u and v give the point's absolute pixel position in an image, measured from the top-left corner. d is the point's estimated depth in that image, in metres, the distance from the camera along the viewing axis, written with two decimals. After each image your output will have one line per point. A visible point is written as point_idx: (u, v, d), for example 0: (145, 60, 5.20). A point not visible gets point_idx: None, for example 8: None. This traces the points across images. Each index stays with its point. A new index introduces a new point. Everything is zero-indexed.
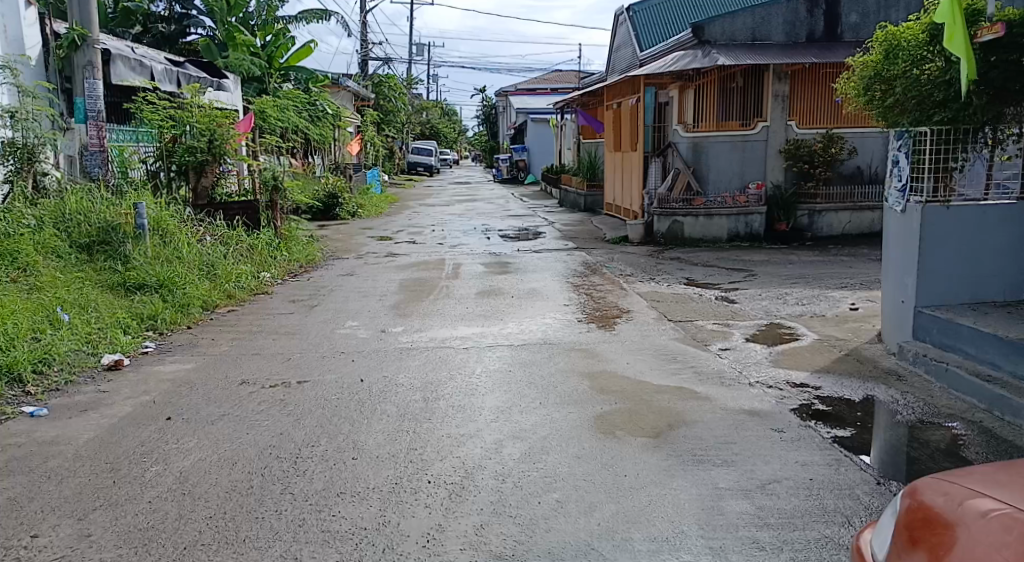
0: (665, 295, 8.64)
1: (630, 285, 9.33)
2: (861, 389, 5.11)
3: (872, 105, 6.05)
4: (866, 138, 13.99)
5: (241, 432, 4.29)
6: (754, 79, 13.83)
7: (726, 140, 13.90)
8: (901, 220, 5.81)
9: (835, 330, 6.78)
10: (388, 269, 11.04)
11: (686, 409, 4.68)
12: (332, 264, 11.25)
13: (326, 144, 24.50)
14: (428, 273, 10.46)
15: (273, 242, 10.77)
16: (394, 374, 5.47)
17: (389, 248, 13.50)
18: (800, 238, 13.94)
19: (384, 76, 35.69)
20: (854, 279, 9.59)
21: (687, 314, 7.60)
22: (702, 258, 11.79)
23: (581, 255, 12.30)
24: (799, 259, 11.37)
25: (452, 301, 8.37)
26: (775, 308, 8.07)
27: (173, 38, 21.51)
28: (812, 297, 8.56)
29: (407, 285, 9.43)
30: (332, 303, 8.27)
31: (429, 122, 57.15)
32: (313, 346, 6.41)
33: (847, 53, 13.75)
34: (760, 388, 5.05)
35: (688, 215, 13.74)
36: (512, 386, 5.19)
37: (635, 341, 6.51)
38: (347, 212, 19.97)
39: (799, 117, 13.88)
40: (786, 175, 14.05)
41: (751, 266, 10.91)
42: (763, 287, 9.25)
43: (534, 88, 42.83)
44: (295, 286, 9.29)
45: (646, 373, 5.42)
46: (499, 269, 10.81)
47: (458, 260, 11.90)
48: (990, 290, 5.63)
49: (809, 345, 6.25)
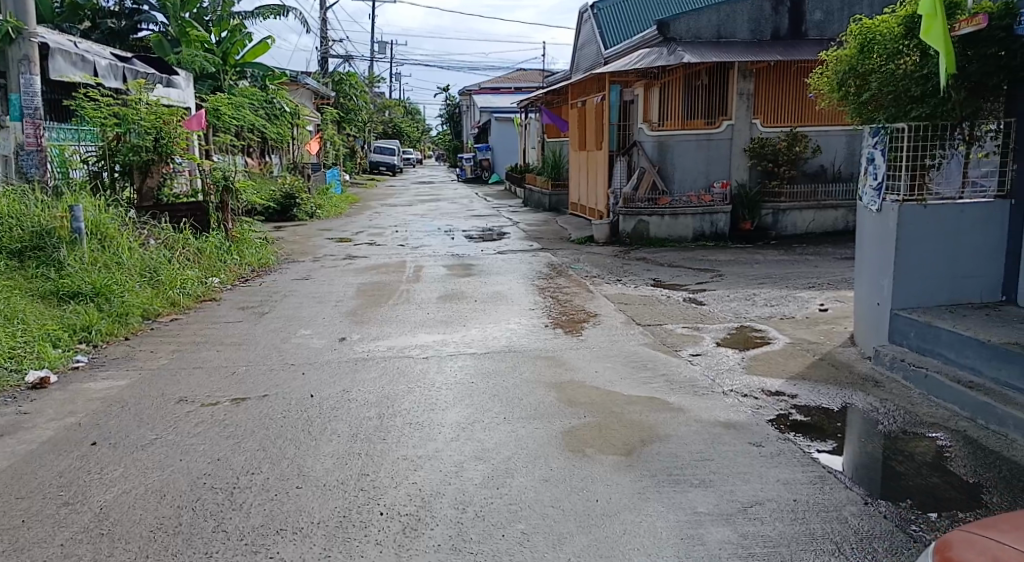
0: (632, 298, 8.37)
1: (597, 287, 9.05)
2: (839, 394, 4.85)
3: (847, 99, 5.88)
4: (829, 136, 13.93)
5: (172, 459, 3.89)
6: (719, 77, 13.68)
7: (692, 138, 13.72)
8: (877, 219, 5.60)
9: (807, 331, 6.55)
10: (345, 272, 10.63)
11: (659, 421, 4.38)
12: (286, 268, 10.80)
13: (284, 143, 23.90)
14: (387, 277, 10.07)
15: (223, 246, 10.30)
16: (346, 388, 5.10)
17: (348, 250, 13.07)
18: (764, 237, 13.83)
19: (345, 74, 35.04)
20: (822, 278, 9.43)
21: (655, 318, 7.33)
22: (668, 258, 11.57)
23: (546, 256, 12.00)
24: (766, 258, 11.20)
25: (411, 306, 8.01)
26: (744, 309, 7.84)
27: (124, 34, 20.80)
28: (780, 298, 8.36)
29: (364, 290, 9.04)
30: (284, 310, 7.85)
31: (392, 122, 56.52)
32: (261, 358, 6.00)
33: (811, 50, 13.66)
34: (735, 397, 4.77)
35: (653, 215, 13.55)
36: (473, 399, 4.86)
37: (603, 347, 6.21)
38: (305, 213, 19.45)
39: (764, 115, 13.76)
40: (751, 173, 13.92)
41: (718, 266, 10.71)
42: (731, 287, 9.03)
43: (498, 87, 42.52)
44: (246, 292, 8.85)
45: (615, 383, 5.12)
46: (462, 271, 10.46)
47: (420, 262, 11.52)
48: (968, 291, 5.45)
49: (782, 348, 6.00)
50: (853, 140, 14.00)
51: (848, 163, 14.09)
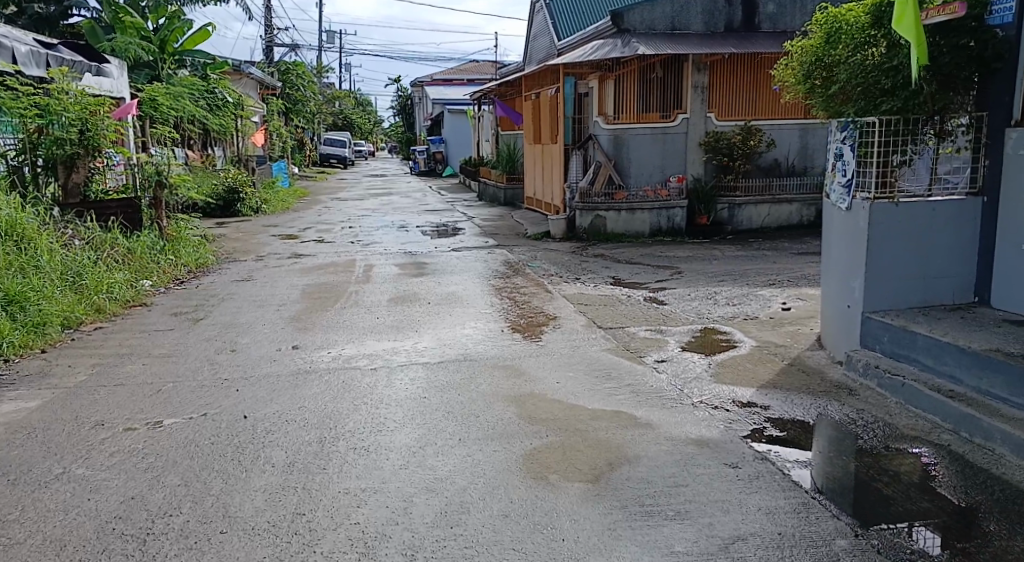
0: (591, 298, 8.06)
1: (554, 287, 8.73)
2: (812, 404, 4.58)
3: (814, 93, 5.61)
4: (783, 130, 13.84)
5: (81, 500, 3.45)
6: (674, 69, 13.45)
7: (647, 132, 13.43)
8: (846, 217, 5.34)
9: (773, 333, 6.30)
10: (290, 272, 10.13)
11: (626, 440, 4.06)
12: (226, 269, 10.26)
13: (227, 135, 23.09)
14: (334, 277, 9.61)
15: (155, 246, 9.73)
16: (285, 406, 4.67)
17: (294, 248, 12.53)
18: (721, 232, 13.70)
19: (292, 63, 34.09)
20: (781, 275, 9.26)
21: (616, 319, 7.03)
22: (625, 255, 11.31)
23: (501, 253, 11.64)
24: (724, 254, 11.02)
25: (360, 309, 7.58)
26: (705, 309, 7.58)
27: (53, 21, 19.79)
28: (742, 296, 8.13)
29: (309, 291, 8.57)
30: (222, 316, 7.35)
31: (342, 113, 55.47)
32: (193, 373, 5.53)
33: (765, 42, 13.50)
34: (706, 409, 4.47)
35: (610, 210, 13.27)
36: (424, 417, 4.47)
37: (563, 353, 5.87)
38: (249, 208, 18.76)
39: (719, 109, 13.58)
40: (706, 167, 13.75)
41: (676, 263, 10.49)
42: (690, 286, 8.78)
43: (450, 78, 41.96)
44: (180, 297, 8.32)
45: (578, 395, 4.79)
46: (413, 270, 10.04)
47: (369, 261, 11.07)
48: (939, 292, 5.23)
49: (750, 352, 5.73)
50: (806, 134, 13.93)
51: (802, 157, 14.02)
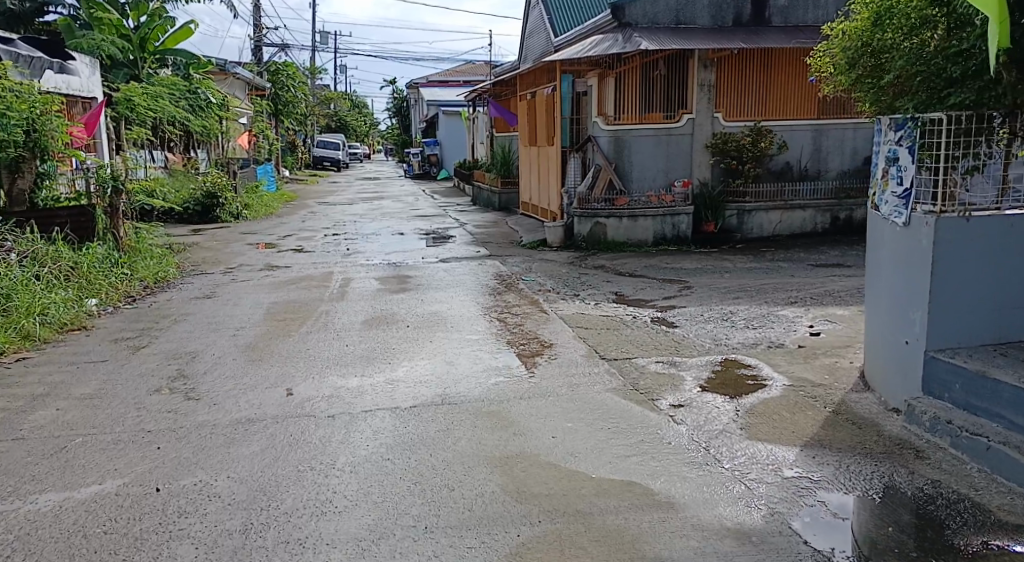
0: (592, 320, 7.15)
1: (550, 306, 7.81)
2: (874, 473, 3.64)
3: (859, 84, 4.73)
4: (795, 131, 12.97)
5: None
6: (677, 66, 12.56)
7: (650, 134, 12.56)
8: (903, 236, 4.40)
9: (806, 368, 5.36)
10: (260, 287, 9.21)
11: (640, 530, 3.16)
12: (189, 284, 9.37)
13: (210, 136, 22.20)
14: (307, 293, 8.68)
15: (108, 260, 8.88)
16: (212, 476, 3.77)
17: (269, 259, 11.59)
18: (729, 240, 12.79)
19: (282, 64, 33.08)
20: (803, 292, 8.34)
21: (621, 348, 6.11)
22: (627, 267, 10.41)
23: (492, 264, 10.73)
24: (735, 267, 10.12)
25: (329, 334, 6.65)
26: (722, 335, 6.66)
27: (27, 19, 18.88)
28: (761, 318, 7.21)
29: (275, 311, 7.64)
30: (171, 344, 6.44)
31: (336, 115, 54.48)
32: (114, 422, 4.61)
33: (776, 37, 12.58)
34: (738, 482, 3.54)
35: (611, 216, 12.33)
36: (384, 491, 3.55)
37: (560, 393, 4.94)
38: (229, 214, 17.85)
39: (726, 108, 12.70)
40: (713, 171, 12.86)
41: (684, 277, 9.59)
42: (702, 304, 7.87)
43: (446, 79, 41.03)
44: (129, 320, 7.41)
45: (577, 457, 3.86)
46: (396, 285, 9.13)
47: (349, 273, 10.14)
48: (1017, 327, 4.29)
49: (783, 394, 4.80)
50: (820, 135, 13.06)
51: (815, 160, 13.14)
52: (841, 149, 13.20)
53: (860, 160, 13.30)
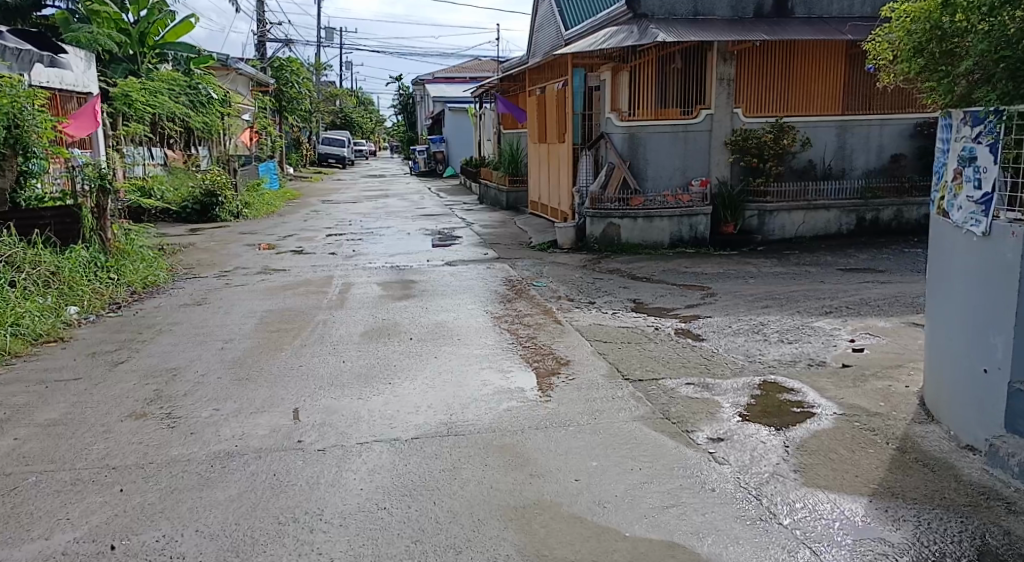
0: (611, 332, 6.58)
1: (565, 316, 7.24)
2: (961, 534, 3.08)
3: (926, 72, 4.13)
4: (818, 127, 12.43)
5: None
6: (695, 59, 11.97)
7: (666, 130, 11.97)
8: (982, 248, 3.81)
9: (857, 393, 4.77)
10: (255, 293, 8.65)
11: None
12: (179, 289, 8.83)
13: (212, 133, 21.72)
14: (304, 300, 8.12)
15: (92, 263, 8.34)
16: (180, 531, 3.23)
17: (266, 261, 11.02)
18: (749, 242, 12.18)
19: (286, 59, 32.47)
20: (836, 300, 7.78)
21: (644, 366, 5.54)
22: (645, 272, 9.84)
23: (501, 268, 10.17)
24: (759, 271, 9.55)
25: (324, 347, 6.10)
26: (755, 351, 6.09)
27: (25, 12, 18.38)
28: (795, 330, 6.65)
29: (268, 320, 7.09)
30: (152, 360, 5.88)
31: (341, 111, 53.93)
32: (76, 456, 4.06)
33: (799, 30, 11.98)
34: (801, 548, 2.99)
35: (625, 217, 11.73)
36: (380, 556, 3.00)
37: (581, 422, 4.38)
38: (229, 213, 17.31)
39: (746, 104, 12.12)
40: (732, 169, 12.28)
41: (705, 283, 9.01)
42: (728, 314, 7.31)
43: (453, 75, 40.40)
44: (109, 331, 6.84)
45: (606, 507, 3.31)
46: (399, 291, 8.56)
47: (350, 277, 9.57)
48: None
49: (835, 428, 4.22)
50: (844, 132, 12.51)
51: (839, 158, 12.58)
52: (866, 147, 12.65)
53: (886, 158, 12.74)
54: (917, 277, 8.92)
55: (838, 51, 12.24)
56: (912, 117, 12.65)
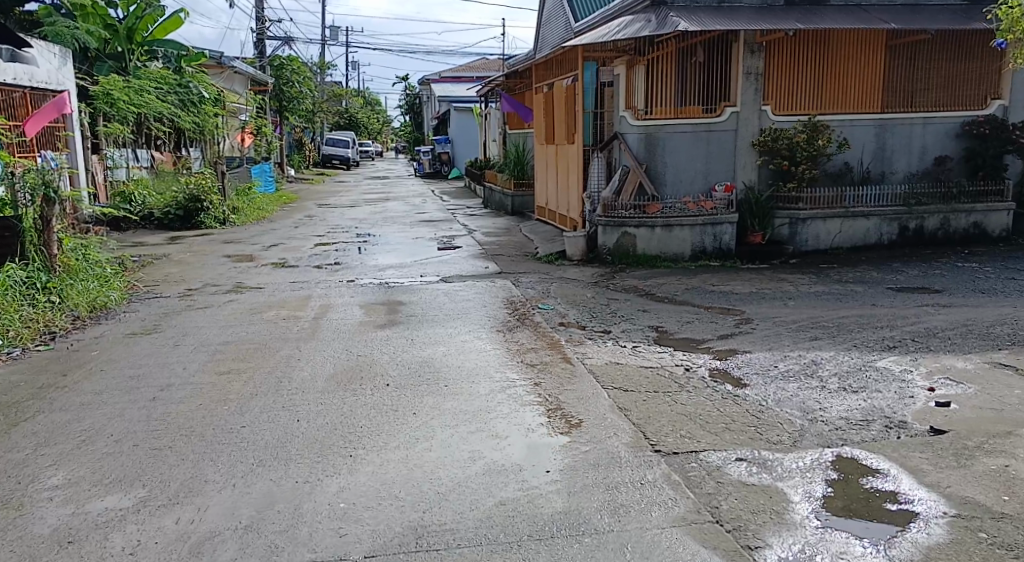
0: (634, 374, 5.42)
1: (577, 351, 6.07)
2: None
3: None
4: (855, 126, 11.21)
5: None
6: (719, 51, 10.78)
7: (687, 130, 10.78)
8: None
9: (966, 480, 3.59)
10: (220, 317, 7.52)
11: None
12: (132, 313, 7.70)
13: (203, 134, 20.66)
14: (274, 328, 6.97)
15: (27, 286, 7.21)
16: None
17: (241, 276, 9.87)
18: (780, 253, 10.94)
19: (287, 57, 31.34)
20: (896, 330, 6.60)
21: (676, 427, 4.39)
22: (667, 290, 8.66)
23: (504, 285, 8.99)
24: (797, 291, 8.36)
25: (278, 398, 4.93)
26: (813, 404, 4.89)
27: (6, 7, 17.26)
28: (857, 374, 5.46)
29: (224, 357, 5.97)
30: (64, 416, 4.73)
31: (345, 112, 52.74)
32: None
33: (835, 18, 10.78)
34: None
35: (641, 225, 10.50)
36: None
37: (601, 528, 3.23)
38: (214, 219, 16.21)
39: (776, 100, 10.94)
40: (760, 173, 11.08)
41: (737, 305, 7.83)
42: (771, 350, 6.12)
43: (460, 74, 39.24)
44: (29, 371, 5.71)
45: None
46: (385, 316, 7.41)
47: (331, 297, 8.43)
48: None
49: (954, 545, 3.09)
50: (884, 132, 11.29)
51: (878, 161, 11.38)
52: (908, 148, 11.44)
53: (929, 161, 11.53)
54: (983, 299, 7.71)
55: (877, 43, 11.07)
56: (958, 115, 11.45)
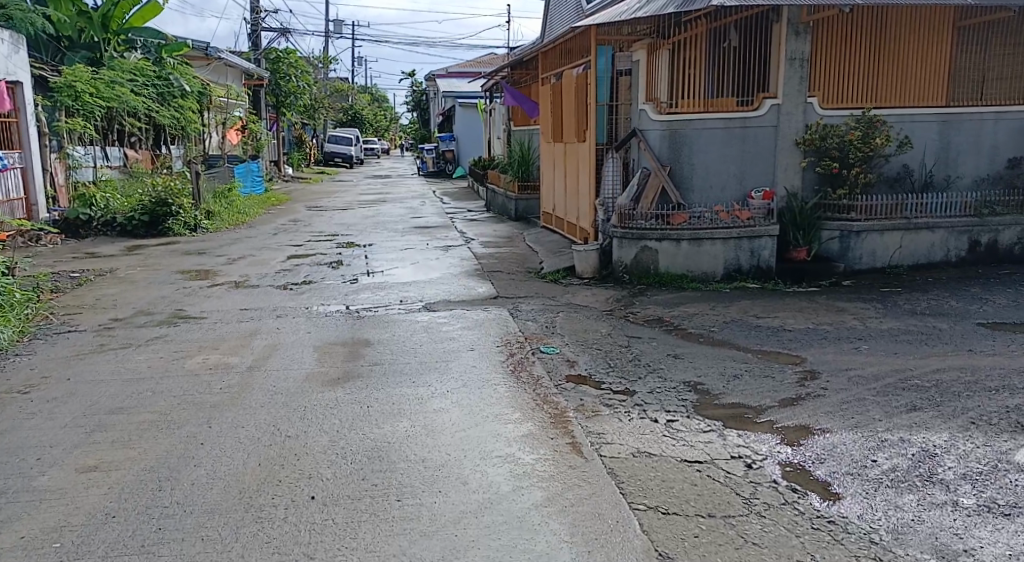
0: (674, 475, 3.76)
1: (591, 430, 4.39)
2: None
3: None
4: (916, 122, 9.47)
5: None
6: (758, 33, 9.04)
7: (718, 126, 9.06)
8: None
9: None
10: (136, 363, 5.91)
11: None
12: (23, 355, 6.09)
13: (185, 131, 19.06)
14: (197, 382, 5.35)
15: None
16: None
17: (187, 300, 8.27)
18: (829, 272, 9.20)
19: (284, 50, 29.74)
20: (1018, 395, 4.90)
21: None
22: (701, 324, 6.97)
23: (498, 315, 7.33)
24: (865, 328, 6.66)
25: (140, 529, 3.27)
26: (952, 543, 3.21)
27: None
28: (995, 479, 3.78)
29: (106, 435, 4.36)
30: None
31: (350, 108, 51.15)
32: None
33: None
34: None
35: (665, 239, 8.79)
36: None
37: None
38: (185, 223, 14.64)
39: (824, 91, 9.21)
40: (804, 178, 9.36)
41: (793, 348, 6.14)
42: (857, 429, 4.43)
43: (467, 69, 37.51)
44: None
45: None
46: (344, 363, 5.76)
47: (285, 332, 6.78)
48: None
49: None
50: (949, 129, 9.55)
51: (942, 162, 9.64)
52: (977, 148, 9.69)
53: (1000, 163, 9.79)
54: None
55: (942, 22, 9.33)
56: None
